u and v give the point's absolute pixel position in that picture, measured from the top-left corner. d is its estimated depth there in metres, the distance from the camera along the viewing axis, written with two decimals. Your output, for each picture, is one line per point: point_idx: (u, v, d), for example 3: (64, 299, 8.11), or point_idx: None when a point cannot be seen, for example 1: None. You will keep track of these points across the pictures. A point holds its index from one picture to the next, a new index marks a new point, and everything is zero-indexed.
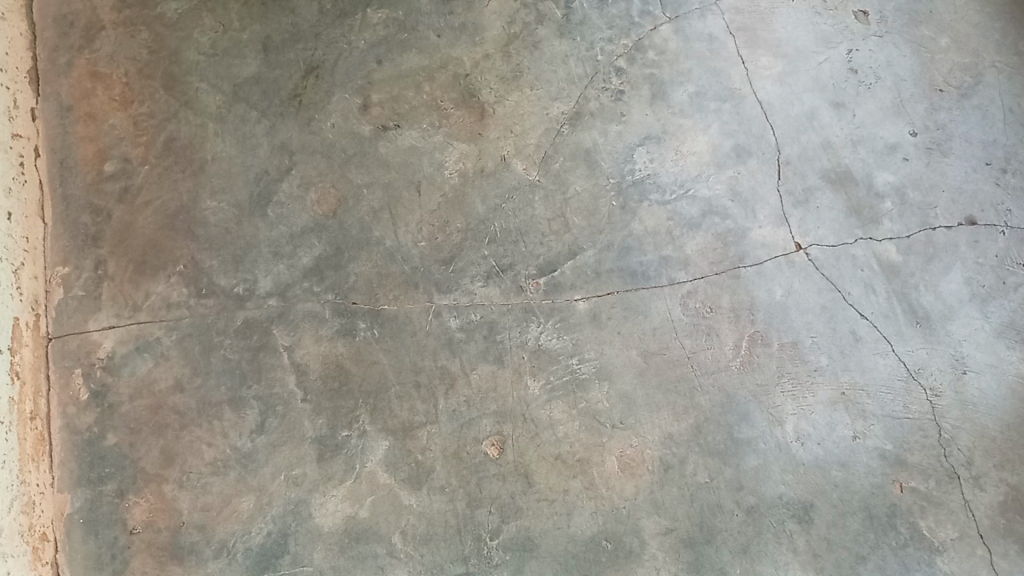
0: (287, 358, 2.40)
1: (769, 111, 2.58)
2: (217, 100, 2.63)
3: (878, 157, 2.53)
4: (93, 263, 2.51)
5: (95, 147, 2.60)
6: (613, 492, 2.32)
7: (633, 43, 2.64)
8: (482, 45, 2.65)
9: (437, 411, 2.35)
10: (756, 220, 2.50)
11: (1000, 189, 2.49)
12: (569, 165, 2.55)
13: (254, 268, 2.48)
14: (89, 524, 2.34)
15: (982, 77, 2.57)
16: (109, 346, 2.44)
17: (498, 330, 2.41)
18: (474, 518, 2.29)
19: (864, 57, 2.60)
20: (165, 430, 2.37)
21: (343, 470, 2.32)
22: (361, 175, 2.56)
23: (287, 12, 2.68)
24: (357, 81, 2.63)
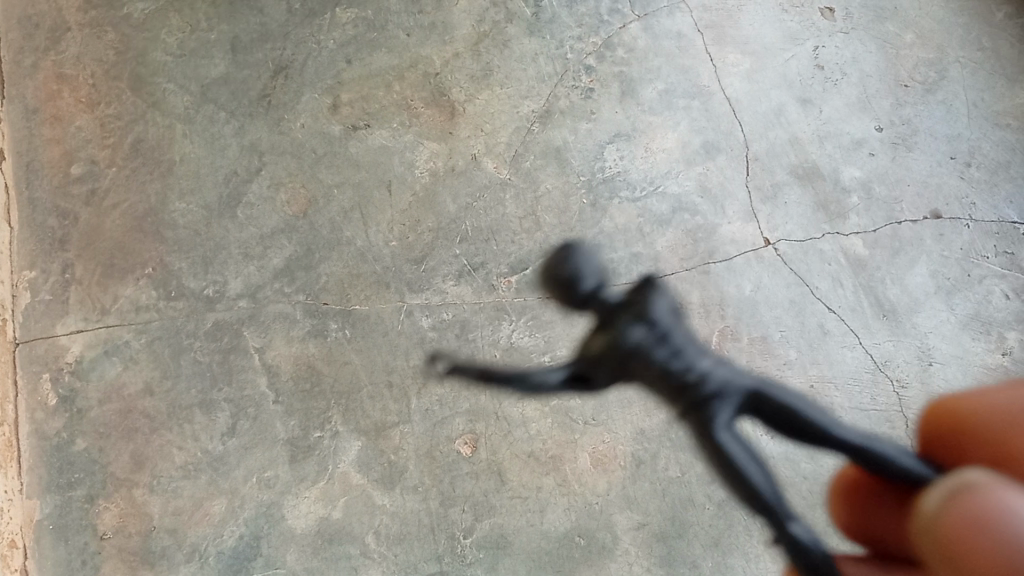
0: (258, 359, 2.39)
1: (737, 108, 2.61)
2: (185, 100, 2.63)
3: (845, 152, 2.56)
4: (61, 267, 2.50)
5: (61, 150, 2.60)
6: (586, 488, 2.28)
7: (602, 41, 2.67)
8: (452, 44, 2.68)
9: (410, 411, 2.33)
10: (726, 216, 2.51)
11: (967, 183, 2.51)
12: (539, 163, 2.56)
13: (224, 269, 2.47)
14: (58, 530, 2.30)
15: (946, 72, 2.61)
16: (77, 351, 2.41)
17: (470, 328, 2.39)
18: (448, 517, 2.26)
19: (830, 53, 2.65)
20: (135, 434, 2.35)
21: (316, 471, 2.30)
22: (331, 175, 2.55)
23: (255, 12, 2.71)
24: (327, 81, 2.65)
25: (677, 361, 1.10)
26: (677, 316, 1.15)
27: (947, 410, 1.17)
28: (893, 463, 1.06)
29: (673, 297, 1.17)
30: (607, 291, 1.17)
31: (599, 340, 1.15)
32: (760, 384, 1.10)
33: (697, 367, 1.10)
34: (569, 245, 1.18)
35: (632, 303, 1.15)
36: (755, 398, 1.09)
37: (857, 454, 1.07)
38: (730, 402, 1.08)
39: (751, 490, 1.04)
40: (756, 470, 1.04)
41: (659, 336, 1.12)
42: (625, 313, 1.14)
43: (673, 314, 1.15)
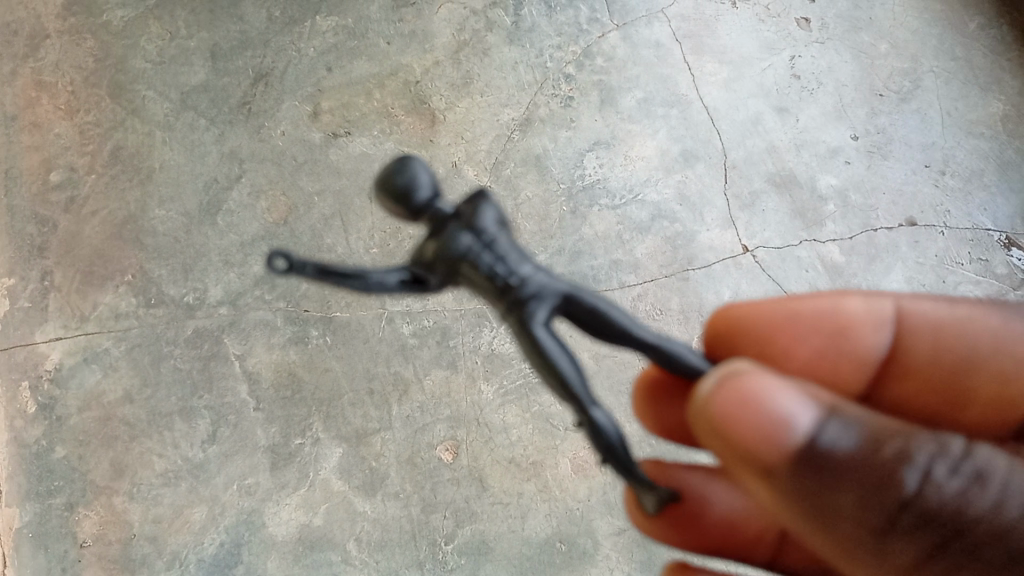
0: (238, 367, 2.38)
1: (715, 117, 2.64)
2: (165, 108, 2.64)
3: (822, 160, 2.60)
4: (40, 274, 2.49)
5: (40, 157, 2.59)
6: (567, 493, 2.29)
7: (582, 50, 2.70)
8: (433, 52, 2.70)
9: (391, 417, 2.34)
10: (704, 223, 2.54)
11: (940, 191, 2.56)
12: (520, 170, 2.57)
13: (204, 276, 2.46)
14: (36, 539, 2.26)
15: (920, 82, 2.67)
16: (56, 358, 2.40)
17: (451, 335, 2.40)
18: (430, 524, 2.25)
19: (806, 63, 2.70)
20: (114, 441, 2.34)
21: (298, 478, 2.29)
22: (312, 183, 2.56)
23: (235, 20, 2.72)
24: (307, 89, 2.66)
25: (499, 265, 1.17)
26: (502, 227, 1.22)
27: (725, 313, 1.45)
28: (690, 365, 1.18)
29: (498, 209, 1.23)
30: (436, 201, 1.22)
31: (430, 245, 1.20)
32: (575, 288, 1.19)
33: (517, 271, 1.18)
34: (403, 158, 1.21)
35: (459, 212, 1.21)
36: (569, 299, 1.18)
37: (655, 354, 1.18)
38: (547, 303, 1.17)
39: (561, 379, 1.14)
40: (565, 361, 1.15)
41: (484, 242, 1.18)
42: (453, 222, 1.20)
43: (499, 225, 1.21)
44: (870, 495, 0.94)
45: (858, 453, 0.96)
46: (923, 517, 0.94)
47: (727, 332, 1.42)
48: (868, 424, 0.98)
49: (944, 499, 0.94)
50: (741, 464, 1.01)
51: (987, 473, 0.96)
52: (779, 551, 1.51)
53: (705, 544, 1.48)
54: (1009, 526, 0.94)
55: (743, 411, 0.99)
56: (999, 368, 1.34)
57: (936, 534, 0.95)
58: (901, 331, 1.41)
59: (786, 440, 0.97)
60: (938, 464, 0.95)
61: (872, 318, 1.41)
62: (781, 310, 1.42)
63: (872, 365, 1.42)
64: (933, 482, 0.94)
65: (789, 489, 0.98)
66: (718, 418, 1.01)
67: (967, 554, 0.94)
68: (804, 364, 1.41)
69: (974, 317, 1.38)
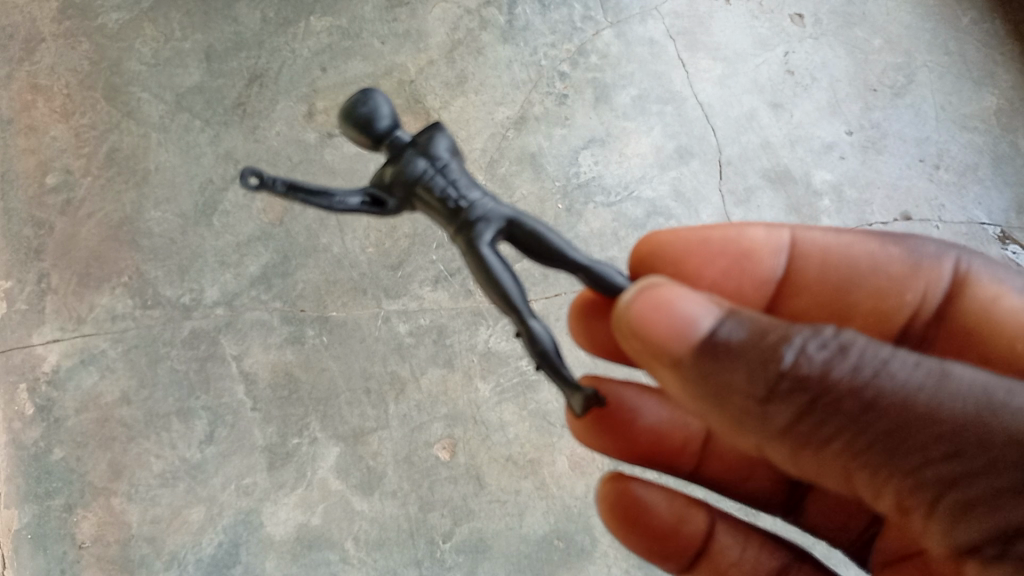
0: (235, 367, 2.39)
1: (710, 113, 2.64)
2: (160, 109, 2.65)
3: (816, 156, 2.60)
4: (36, 276, 2.49)
5: (37, 159, 2.60)
6: (565, 490, 2.29)
7: (576, 48, 2.71)
8: (427, 52, 2.70)
9: (388, 416, 2.34)
10: (700, 219, 2.54)
11: (935, 185, 2.57)
12: (515, 169, 2.57)
13: (200, 277, 2.47)
14: (35, 540, 2.26)
15: (914, 77, 2.67)
16: (54, 360, 2.40)
17: (447, 334, 2.41)
18: (428, 522, 2.26)
19: (800, 59, 2.70)
20: (112, 443, 2.34)
21: (295, 478, 2.29)
22: (307, 183, 2.56)
23: (230, 21, 2.72)
24: (302, 89, 2.66)
25: (451, 186, 1.26)
26: (454, 155, 1.31)
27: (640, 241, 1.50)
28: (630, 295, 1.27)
29: (453, 140, 1.33)
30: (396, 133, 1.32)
31: (389, 170, 1.30)
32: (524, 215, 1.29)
33: (466, 194, 1.27)
34: (365, 90, 1.31)
35: (417, 140, 1.31)
36: (512, 224, 1.27)
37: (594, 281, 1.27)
38: (493, 224, 1.26)
39: (505, 297, 1.24)
40: (509, 281, 1.24)
41: (435, 165, 1.28)
42: (409, 147, 1.30)
43: (451, 152, 1.31)
44: (753, 373, 1.00)
45: (744, 338, 1.01)
46: (795, 385, 0.99)
47: (640, 254, 1.48)
48: (755, 318, 1.03)
49: (813, 369, 0.99)
50: (652, 358, 1.07)
51: (849, 343, 1.00)
52: (703, 456, 1.61)
53: (637, 452, 1.59)
54: (866, 384, 0.98)
55: (655, 311, 1.05)
56: (878, 284, 1.43)
57: (803, 400, 1.00)
58: (794, 255, 1.49)
59: (687, 333, 1.03)
60: (807, 338, 1.00)
61: (769, 245, 1.49)
62: (687, 232, 1.49)
63: (770, 286, 1.50)
64: (804, 354, 0.99)
65: (687, 372, 1.04)
66: (633, 323, 1.06)
67: (834, 417, 0.99)
68: (708, 283, 1.47)
69: (857, 237, 1.46)
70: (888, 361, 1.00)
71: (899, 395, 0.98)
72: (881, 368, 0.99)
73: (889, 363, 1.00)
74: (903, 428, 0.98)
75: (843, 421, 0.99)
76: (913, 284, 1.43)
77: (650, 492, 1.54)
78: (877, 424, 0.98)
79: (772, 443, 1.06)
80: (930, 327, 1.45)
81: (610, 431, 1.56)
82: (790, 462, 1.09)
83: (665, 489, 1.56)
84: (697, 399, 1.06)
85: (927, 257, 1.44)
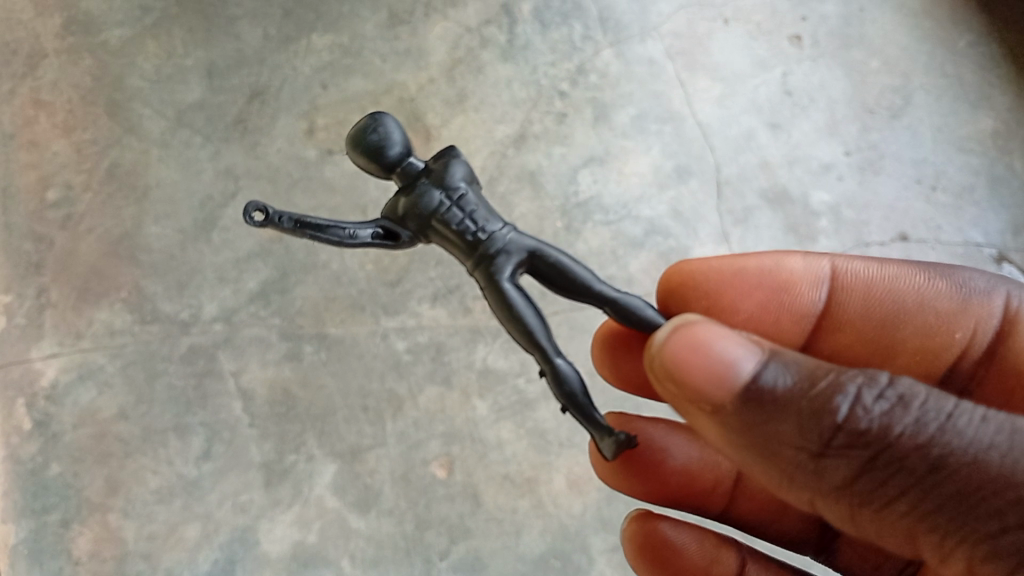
0: (233, 383, 2.39)
1: (708, 133, 2.65)
2: (161, 125, 2.66)
3: (814, 176, 2.61)
4: (36, 291, 2.49)
5: (38, 174, 2.61)
6: (562, 509, 2.29)
7: (576, 67, 2.72)
8: (427, 70, 2.72)
9: (385, 434, 2.34)
10: (698, 239, 2.55)
11: (931, 206, 2.58)
12: (514, 187, 2.58)
13: (199, 293, 2.47)
14: (31, 556, 2.26)
15: (911, 98, 2.69)
16: (51, 375, 2.40)
17: (445, 351, 2.41)
18: (424, 540, 2.25)
19: (798, 80, 2.71)
20: (108, 458, 2.33)
21: (292, 495, 2.29)
22: (307, 199, 2.57)
23: (232, 38, 2.74)
24: (302, 106, 2.67)
25: (469, 219, 1.39)
26: (469, 183, 1.45)
27: (677, 269, 1.73)
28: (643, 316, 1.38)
29: (467, 167, 1.46)
30: (409, 159, 1.46)
31: (403, 200, 1.43)
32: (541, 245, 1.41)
33: (484, 224, 1.39)
34: (376, 115, 1.44)
35: (434, 171, 1.45)
36: (534, 257, 1.40)
37: (610, 304, 1.39)
38: (512, 255, 1.38)
39: (526, 328, 1.35)
40: (530, 313, 1.35)
41: (452, 198, 1.41)
42: (425, 180, 1.44)
43: (467, 181, 1.44)
44: (808, 423, 1.10)
45: (790, 386, 1.12)
46: (852, 438, 1.09)
47: (679, 284, 1.70)
48: (803, 364, 1.14)
49: (872, 422, 1.09)
50: (686, 400, 1.18)
51: (910, 397, 1.11)
52: (733, 496, 1.78)
53: (669, 489, 1.76)
54: (930, 440, 1.08)
55: (692, 354, 1.15)
56: (925, 321, 1.60)
57: (863, 454, 1.10)
58: (834, 290, 1.69)
59: (733, 380, 1.13)
60: (866, 391, 1.10)
61: (808, 276, 1.70)
62: (729, 267, 1.70)
63: (810, 319, 1.69)
64: (862, 407, 1.09)
65: (731, 419, 1.14)
66: (671, 359, 1.17)
67: (894, 472, 1.09)
68: (745, 316, 1.69)
69: (902, 276, 1.64)
70: (951, 417, 1.09)
71: (960, 449, 1.07)
72: (944, 424, 1.09)
73: (951, 418, 1.09)
74: (966, 485, 1.06)
75: (909, 477, 1.09)
76: (961, 323, 1.58)
77: (679, 533, 1.71)
78: (935, 478, 1.08)
79: (824, 496, 1.16)
80: (978, 366, 1.59)
81: (646, 468, 1.72)
82: (847, 519, 1.18)
83: (693, 531, 1.72)
84: (749, 447, 1.16)
85: (976, 295, 1.60)
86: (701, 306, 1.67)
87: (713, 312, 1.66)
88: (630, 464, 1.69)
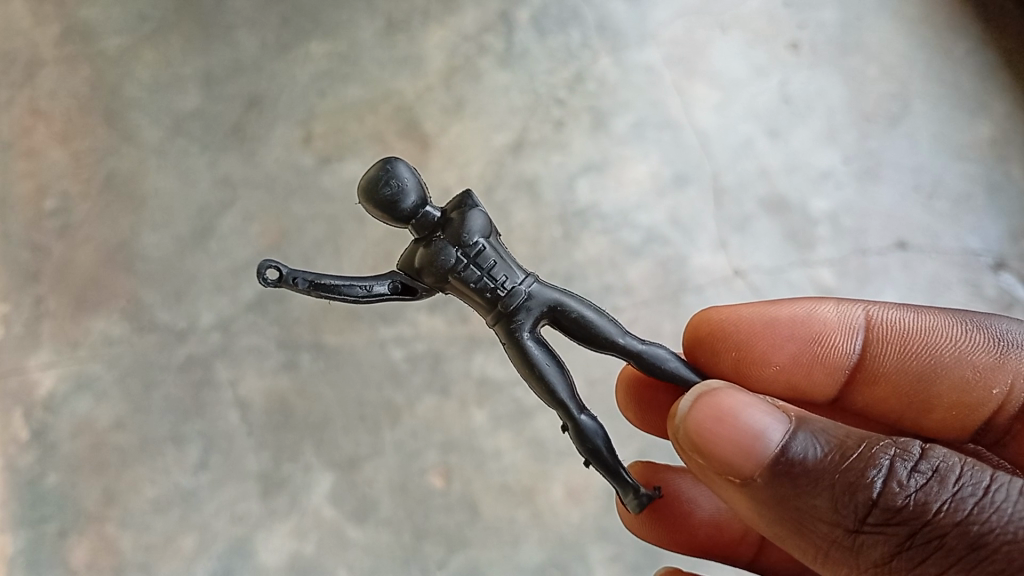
0: (231, 393, 2.38)
1: (706, 141, 2.65)
2: (159, 134, 2.66)
3: (812, 184, 2.60)
4: (33, 300, 2.49)
5: (36, 183, 2.61)
6: (561, 519, 2.28)
7: (573, 74, 2.72)
8: (425, 78, 2.71)
9: (382, 443, 2.33)
10: (696, 246, 2.54)
11: (930, 214, 2.57)
12: (512, 195, 2.58)
13: (196, 302, 2.47)
14: (29, 566, 2.25)
15: (909, 105, 2.68)
16: (49, 384, 2.40)
17: (443, 360, 2.41)
18: (422, 551, 2.24)
19: (797, 87, 2.71)
20: (105, 467, 2.33)
21: (289, 505, 2.28)
22: (305, 208, 2.58)
23: (229, 47, 2.74)
24: (300, 114, 2.67)
25: (487, 277, 1.47)
26: (486, 236, 1.50)
27: (706, 318, 1.78)
28: (662, 366, 1.49)
29: (483, 217, 1.51)
30: (424, 208, 1.50)
31: (418, 254, 1.49)
32: (561, 298, 1.49)
33: (503, 281, 1.47)
34: (388, 164, 1.46)
35: (451, 223, 1.50)
36: (555, 311, 1.48)
37: (629, 356, 1.49)
38: (532, 313, 1.47)
39: (552, 391, 1.46)
40: (558, 378, 1.46)
41: (469, 254, 1.47)
42: (442, 234, 1.49)
43: (483, 234, 1.50)
44: (841, 496, 1.16)
45: (821, 458, 1.19)
46: (887, 514, 1.14)
47: (708, 335, 1.76)
48: (833, 436, 1.22)
49: (907, 498, 1.13)
50: (715, 473, 1.28)
51: (945, 471, 1.15)
52: (761, 546, 1.84)
53: (697, 541, 1.84)
54: (966, 517, 1.10)
55: (721, 425, 1.26)
56: (962, 375, 1.61)
57: (899, 530, 1.13)
58: (867, 342, 1.72)
59: (762, 452, 1.22)
60: (900, 465, 1.16)
61: (842, 325, 1.74)
62: (758, 320, 1.76)
63: (842, 370, 1.73)
64: (895, 481, 1.15)
65: (762, 493, 1.22)
66: (696, 431, 1.28)
67: (933, 549, 1.11)
68: (776, 367, 1.74)
69: (939, 328, 1.66)
70: (988, 492, 1.12)
71: (998, 525, 1.09)
72: (981, 499, 1.11)
73: (988, 494, 1.12)
74: (1008, 564, 1.06)
75: (946, 556, 1.10)
76: (997, 378, 1.60)
77: None
78: (974, 557, 1.08)
79: None
80: (1014, 421, 1.59)
81: (671, 519, 1.81)
82: None
83: None
84: (780, 520, 1.22)
85: (1015, 348, 1.60)
86: (731, 357, 1.74)
87: (742, 365, 1.73)
88: (654, 513, 1.80)
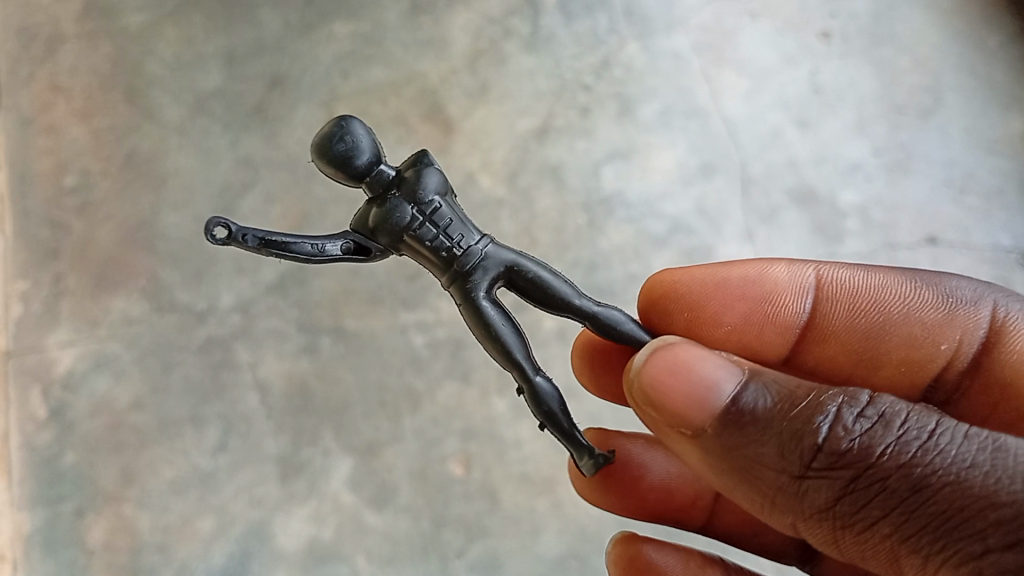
0: (249, 376, 2.36)
1: (734, 129, 2.61)
2: (180, 112, 2.63)
3: (842, 175, 2.56)
4: (52, 278, 2.47)
5: (55, 160, 2.59)
6: (581, 510, 2.25)
7: (600, 60, 2.68)
8: (449, 61, 2.68)
9: (402, 430, 2.31)
10: (722, 237, 2.51)
11: (960, 209, 2.53)
12: (536, 181, 2.55)
13: (216, 283, 2.45)
14: (46, 545, 2.23)
15: (942, 97, 2.63)
16: (68, 363, 2.38)
17: (464, 347, 2.38)
18: (441, 539, 2.22)
19: (827, 77, 2.66)
20: (124, 448, 2.31)
21: (307, 490, 2.26)
22: (326, 190, 2.55)
23: (252, 26, 2.71)
24: (322, 95, 2.64)
25: (444, 236, 1.42)
26: (441, 194, 1.45)
27: (659, 279, 1.72)
28: (617, 328, 1.45)
29: (439, 175, 1.46)
30: (379, 166, 1.45)
31: (374, 213, 1.43)
32: (517, 259, 1.45)
33: (459, 240, 1.42)
34: (343, 120, 1.40)
35: (405, 181, 1.45)
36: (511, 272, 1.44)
37: (583, 317, 1.45)
38: (489, 273, 1.43)
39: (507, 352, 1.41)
40: (514, 341, 1.41)
41: (425, 212, 1.42)
42: (397, 191, 1.44)
43: (439, 192, 1.45)
44: (786, 443, 1.09)
45: (770, 407, 1.13)
46: (833, 458, 1.06)
47: (660, 296, 1.69)
48: (783, 385, 1.16)
49: (851, 441, 1.06)
50: (668, 426, 1.22)
51: (891, 415, 1.08)
52: (713, 511, 1.81)
53: (647, 505, 1.79)
54: (911, 460, 1.03)
55: (671, 376, 1.22)
56: (910, 331, 1.57)
57: (844, 473, 1.06)
58: (819, 300, 1.66)
59: (712, 404, 1.17)
60: (847, 410, 1.09)
61: (796, 285, 1.67)
62: (711, 280, 1.69)
63: (794, 331, 1.66)
64: (839, 426, 1.07)
65: (712, 443, 1.16)
66: (649, 384, 1.24)
67: (876, 491, 1.04)
68: (729, 327, 1.66)
69: (888, 285, 1.61)
70: (935, 431, 1.05)
71: (942, 466, 1.01)
72: (926, 442, 1.04)
73: (934, 437, 1.04)
74: (950, 506, 0.99)
75: (890, 500, 1.03)
76: (945, 333, 1.55)
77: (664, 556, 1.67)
78: (917, 498, 1.01)
79: (806, 520, 1.13)
80: (963, 376, 1.55)
81: (622, 483, 1.76)
82: (831, 548, 1.13)
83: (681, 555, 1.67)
84: (729, 474, 1.17)
85: (964, 305, 1.56)
86: (682, 318, 1.67)
87: (692, 326, 1.66)
88: (605, 477, 1.74)
